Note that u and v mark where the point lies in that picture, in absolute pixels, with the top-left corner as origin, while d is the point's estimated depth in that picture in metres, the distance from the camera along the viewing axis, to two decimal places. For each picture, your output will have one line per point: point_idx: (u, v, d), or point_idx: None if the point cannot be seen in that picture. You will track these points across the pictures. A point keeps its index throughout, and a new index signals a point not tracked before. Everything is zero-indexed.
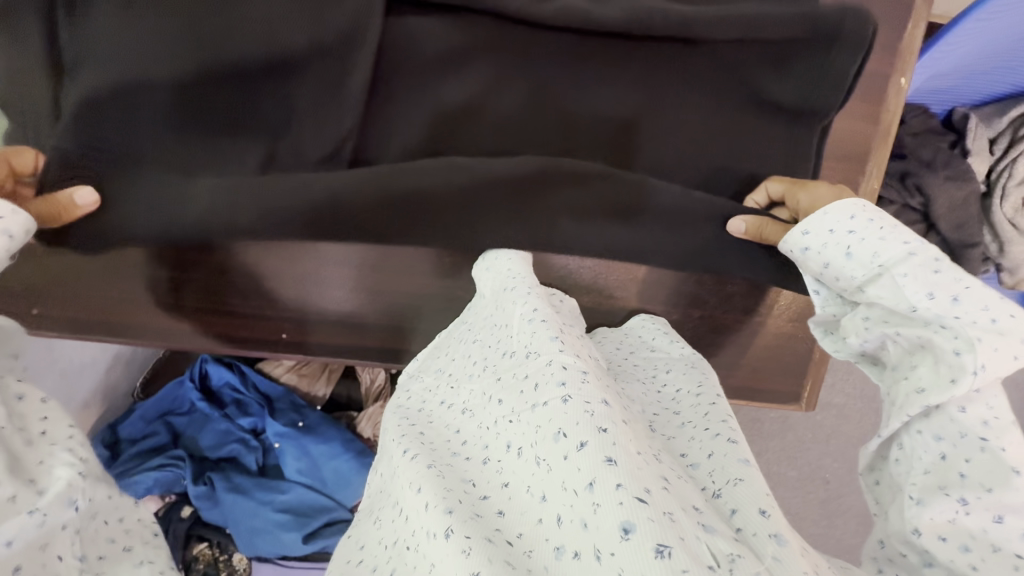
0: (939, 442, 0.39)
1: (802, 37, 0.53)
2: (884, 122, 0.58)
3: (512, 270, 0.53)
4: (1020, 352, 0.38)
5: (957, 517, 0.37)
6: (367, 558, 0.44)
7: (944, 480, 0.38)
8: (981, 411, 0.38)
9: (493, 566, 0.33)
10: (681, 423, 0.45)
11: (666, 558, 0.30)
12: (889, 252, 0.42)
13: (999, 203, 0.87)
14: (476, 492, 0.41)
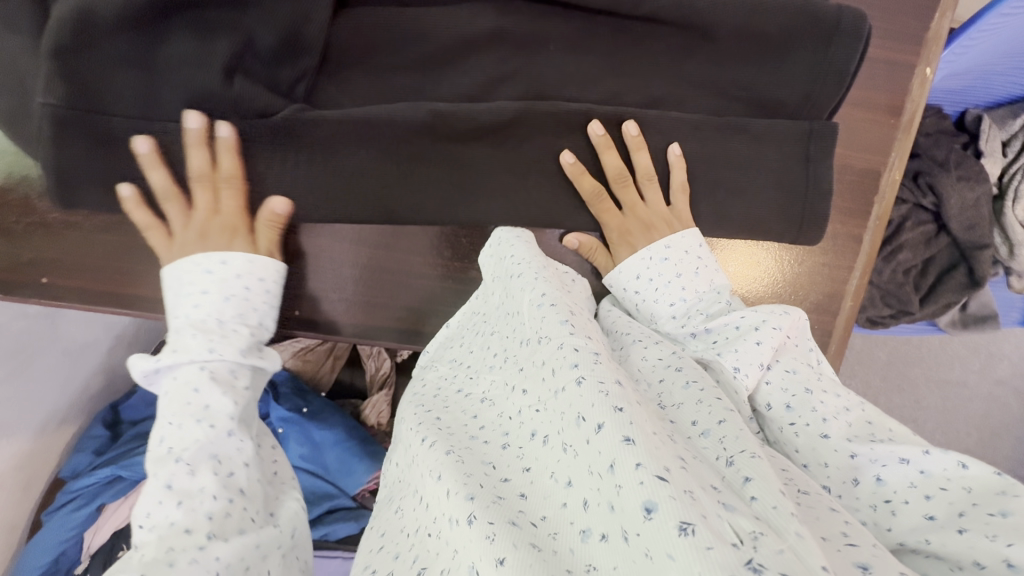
0: (791, 411, 0.42)
1: (801, 28, 0.48)
2: (906, 114, 0.54)
3: (518, 256, 0.50)
4: (762, 341, 0.44)
5: (858, 478, 0.38)
6: (389, 546, 0.43)
7: (820, 456, 0.40)
8: (781, 378, 0.44)
9: (519, 551, 0.33)
10: (685, 384, 0.42)
11: (690, 536, 0.29)
12: (662, 309, 0.52)
13: (1012, 204, 0.87)
14: (497, 475, 0.41)
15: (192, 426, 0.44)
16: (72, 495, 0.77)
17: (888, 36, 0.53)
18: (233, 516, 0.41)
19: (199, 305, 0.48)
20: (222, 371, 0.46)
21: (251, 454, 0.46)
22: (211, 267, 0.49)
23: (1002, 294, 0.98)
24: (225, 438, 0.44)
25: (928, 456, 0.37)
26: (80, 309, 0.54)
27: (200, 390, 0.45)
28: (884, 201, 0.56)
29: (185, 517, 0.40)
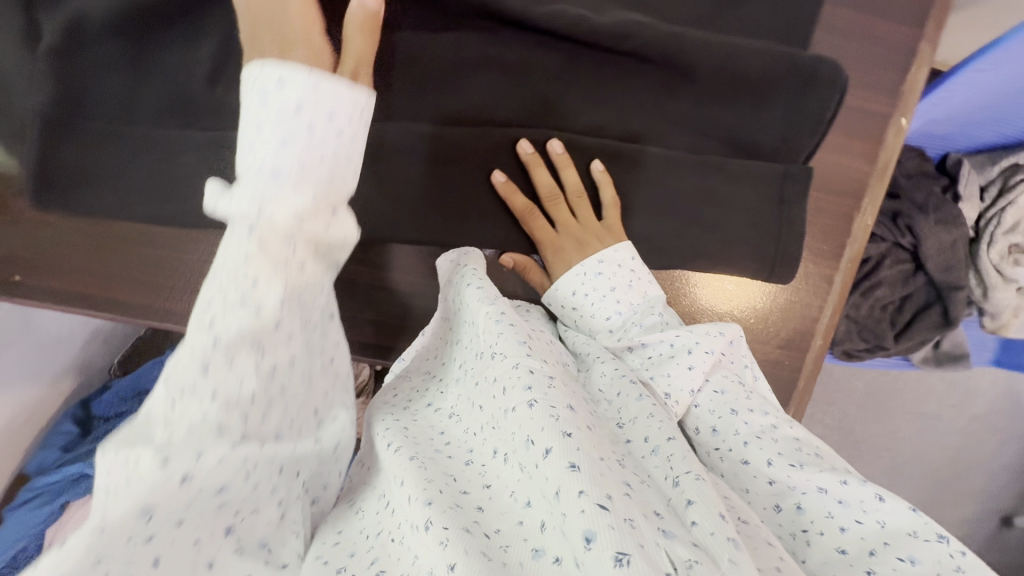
0: (715, 434, 0.43)
1: (782, 75, 0.49)
2: (880, 162, 0.54)
3: (481, 272, 0.52)
4: (695, 365, 0.45)
5: (774, 507, 0.38)
6: (344, 542, 0.41)
7: (740, 482, 0.40)
8: (712, 400, 0.45)
9: (468, 558, 0.33)
10: (639, 397, 0.42)
11: (625, 567, 0.29)
12: (598, 324, 0.53)
13: (987, 248, 0.90)
14: (458, 486, 0.41)
15: (240, 265, 0.31)
16: (35, 494, 0.76)
17: (871, 85, 0.53)
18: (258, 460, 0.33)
19: (268, 100, 0.33)
20: (275, 235, 0.32)
21: (300, 352, 0.34)
22: (330, 109, 0.34)
23: (977, 334, 1.00)
24: (280, 346, 0.33)
25: (846, 487, 0.37)
26: (53, 307, 0.54)
27: (255, 233, 0.32)
28: (855, 244, 0.57)
29: (219, 414, 0.30)
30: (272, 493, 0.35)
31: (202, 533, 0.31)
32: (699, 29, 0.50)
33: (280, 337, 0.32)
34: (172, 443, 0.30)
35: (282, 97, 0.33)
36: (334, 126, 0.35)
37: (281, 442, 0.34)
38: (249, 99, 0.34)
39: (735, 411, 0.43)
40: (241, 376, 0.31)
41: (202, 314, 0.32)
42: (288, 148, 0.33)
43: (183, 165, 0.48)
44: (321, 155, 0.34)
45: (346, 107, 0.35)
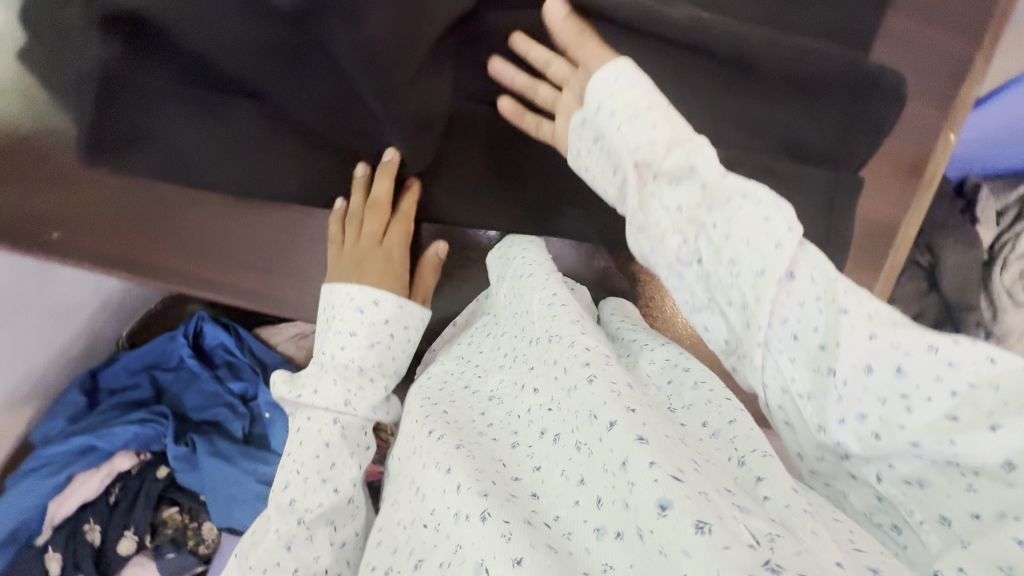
0: (801, 304, 0.32)
1: (843, 79, 0.50)
2: (927, 174, 0.55)
3: (532, 258, 0.52)
4: (795, 225, 0.32)
5: (863, 389, 0.30)
6: (387, 541, 0.43)
7: (815, 361, 0.31)
8: (803, 263, 0.32)
9: (536, 551, 0.32)
10: (694, 384, 0.42)
11: (706, 534, 0.28)
12: (639, 137, 0.38)
13: (1000, 271, 0.91)
14: (507, 473, 0.40)
15: (317, 485, 0.47)
16: (42, 463, 0.73)
17: (920, 100, 0.54)
18: (336, 505, 0.47)
19: (346, 347, 0.51)
20: (352, 426, 0.50)
21: (357, 473, 0.49)
22: (405, 322, 0.54)
23: None
24: (364, 450, 0.51)
25: (960, 343, 0.28)
26: (95, 270, 0.54)
27: (331, 445, 0.48)
28: (897, 253, 0.57)
29: (323, 520, 0.46)
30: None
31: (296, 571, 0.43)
32: (765, 29, 0.50)
33: (349, 464, 0.48)
34: (295, 491, 0.47)
35: (354, 349, 0.51)
36: (394, 332, 0.53)
37: (349, 545, 0.47)
38: (351, 318, 0.52)
39: (814, 278, 0.32)
40: (332, 448, 0.48)
41: (292, 447, 0.50)
42: (370, 358, 0.52)
43: (244, 135, 0.48)
44: (394, 369, 0.54)
45: (408, 323, 0.54)
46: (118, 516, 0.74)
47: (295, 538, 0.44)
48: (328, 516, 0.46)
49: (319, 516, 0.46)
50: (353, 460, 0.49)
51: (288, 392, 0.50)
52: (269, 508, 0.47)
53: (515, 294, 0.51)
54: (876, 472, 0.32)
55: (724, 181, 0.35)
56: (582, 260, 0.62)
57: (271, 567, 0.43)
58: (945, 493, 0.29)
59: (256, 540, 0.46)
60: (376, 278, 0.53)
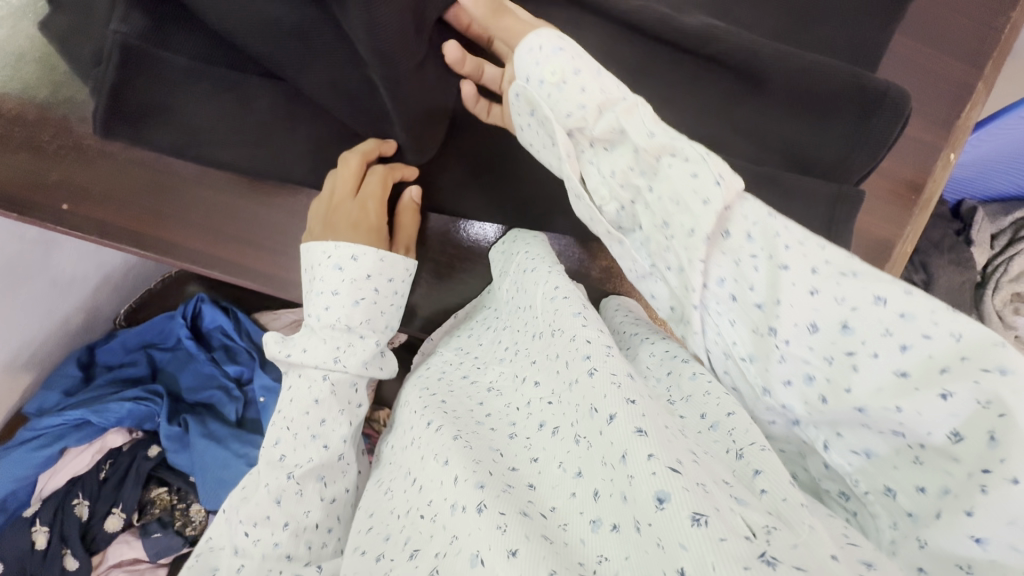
0: (733, 265, 0.34)
1: (848, 96, 0.50)
2: (925, 194, 0.56)
3: (534, 253, 0.52)
4: (722, 179, 0.33)
5: (807, 354, 0.31)
6: (378, 526, 0.43)
7: (754, 322, 0.33)
8: (740, 225, 0.33)
9: (531, 543, 0.33)
10: (692, 375, 0.41)
11: (703, 526, 0.28)
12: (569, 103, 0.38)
13: (991, 294, 0.92)
14: (504, 463, 0.41)
15: (307, 442, 0.48)
16: (36, 434, 0.73)
17: (924, 119, 0.55)
18: (325, 463, 0.48)
19: (330, 306, 0.49)
20: (342, 383, 0.50)
21: (348, 431, 0.50)
22: (388, 276, 0.51)
23: None
24: (355, 406, 0.51)
25: (908, 295, 0.28)
26: (100, 243, 0.54)
27: (320, 401, 0.49)
28: (894, 268, 0.58)
29: (312, 477, 0.48)
30: (333, 546, 0.47)
31: (285, 524, 0.46)
32: (778, 42, 0.51)
33: (339, 420, 0.49)
34: (286, 451, 0.49)
35: (336, 307, 0.49)
36: (376, 287, 0.51)
37: (340, 501, 0.49)
38: (331, 277, 0.50)
39: (752, 236, 0.33)
40: (319, 406, 0.49)
41: (283, 404, 0.51)
42: (353, 315, 0.50)
43: (257, 114, 0.48)
44: (382, 325, 0.52)
45: (391, 276, 0.52)
46: (109, 492, 0.75)
47: (285, 493, 0.47)
48: (318, 473, 0.48)
49: (308, 472, 0.47)
50: (340, 418, 0.49)
51: (279, 354, 0.51)
52: (262, 464, 0.50)
53: (519, 287, 0.52)
54: (824, 439, 0.33)
55: (651, 142, 0.35)
56: (584, 260, 0.62)
57: (261, 520, 0.46)
58: (902, 456, 0.30)
59: (248, 497, 0.48)
60: (352, 232, 0.50)
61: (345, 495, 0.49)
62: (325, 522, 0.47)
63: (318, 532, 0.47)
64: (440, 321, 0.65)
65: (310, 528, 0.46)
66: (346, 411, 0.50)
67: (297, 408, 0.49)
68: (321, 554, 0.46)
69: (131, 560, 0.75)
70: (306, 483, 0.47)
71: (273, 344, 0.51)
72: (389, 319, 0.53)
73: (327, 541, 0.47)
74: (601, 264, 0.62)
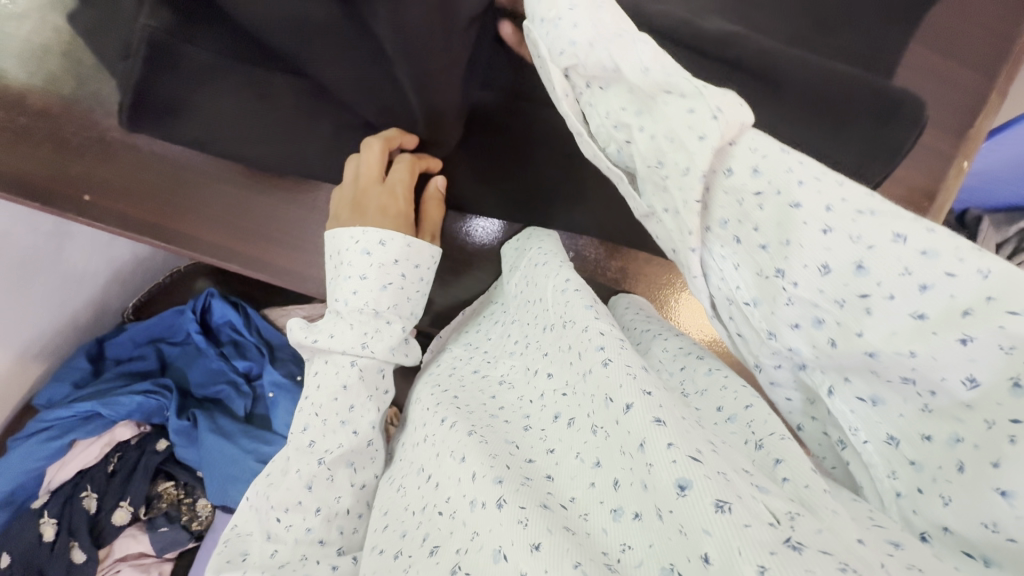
0: (736, 208, 0.30)
1: (868, 102, 0.51)
2: (937, 201, 0.57)
3: (545, 249, 0.53)
4: (720, 112, 0.29)
5: (817, 300, 0.27)
6: (394, 523, 0.43)
7: (759, 266, 0.30)
8: (745, 158, 0.29)
9: (554, 535, 0.33)
10: (708, 371, 0.43)
11: (727, 513, 0.28)
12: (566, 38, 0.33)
13: None
14: (521, 456, 0.41)
15: (336, 429, 0.49)
16: (44, 426, 0.72)
17: (938, 127, 0.56)
18: (355, 451, 0.49)
19: (358, 291, 0.50)
20: (370, 369, 0.51)
21: (375, 418, 0.51)
22: (416, 262, 0.52)
23: None
24: (381, 394, 0.52)
25: (931, 231, 0.24)
26: (119, 234, 0.55)
27: (348, 388, 0.50)
28: None
29: (342, 465, 0.49)
30: (363, 532, 0.49)
31: (318, 509, 0.47)
32: (794, 49, 0.52)
33: (367, 407, 0.50)
34: (314, 438, 0.49)
35: (363, 292, 0.50)
36: (404, 272, 0.52)
37: (368, 487, 0.50)
38: (358, 262, 0.50)
39: (759, 169, 0.29)
40: (347, 392, 0.50)
41: (309, 390, 0.51)
42: (381, 300, 0.50)
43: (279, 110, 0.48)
44: (410, 311, 0.53)
45: (418, 263, 0.52)
46: (117, 486, 0.75)
47: (316, 480, 0.47)
48: (348, 460, 0.49)
49: (338, 459, 0.48)
50: (368, 405, 0.50)
51: (303, 337, 0.51)
52: (290, 449, 0.50)
53: (529, 282, 0.52)
54: (829, 386, 0.31)
55: (646, 78, 0.31)
56: (596, 258, 0.63)
57: (293, 505, 0.47)
58: (918, 408, 0.27)
59: (275, 483, 0.49)
60: (380, 217, 0.51)
61: (373, 482, 0.51)
62: (356, 508, 0.49)
63: (349, 517, 0.49)
64: (452, 317, 0.66)
65: (342, 513, 0.48)
66: (374, 399, 0.51)
67: (324, 395, 0.50)
68: (353, 539, 0.48)
69: (137, 554, 0.75)
70: (336, 470, 0.48)
71: (297, 329, 0.52)
72: (416, 305, 0.54)
73: (357, 525, 0.49)
74: (613, 264, 0.63)
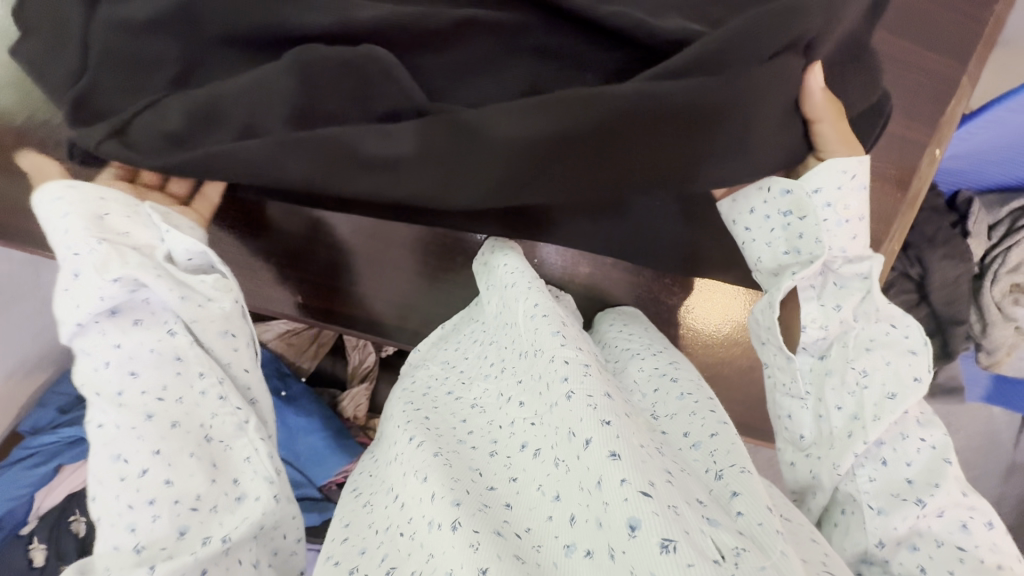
0: (901, 438, 0.42)
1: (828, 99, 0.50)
2: (912, 190, 0.55)
3: (513, 265, 0.53)
4: (915, 350, 0.43)
5: (916, 517, 0.40)
6: (354, 540, 0.43)
7: (896, 487, 0.42)
8: (874, 363, 0.44)
9: (502, 562, 0.33)
10: (679, 395, 0.44)
11: (672, 553, 0.29)
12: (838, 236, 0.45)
13: (990, 285, 0.90)
14: (483, 482, 0.41)
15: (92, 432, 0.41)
16: (30, 452, 0.75)
17: (907, 114, 0.54)
18: (108, 443, 0.40)
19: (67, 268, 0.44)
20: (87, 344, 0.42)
21: (99, 408, 0.41)
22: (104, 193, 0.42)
23: (970, 368, 1.01)
24: (99, 368, 0.41)
25: (989, 528, 0.40)
26: None
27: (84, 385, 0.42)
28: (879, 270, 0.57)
29: (115, 467, 0.40)
30: (162, 521, 0.38)
31: (106, 523, 0.39)
32: None
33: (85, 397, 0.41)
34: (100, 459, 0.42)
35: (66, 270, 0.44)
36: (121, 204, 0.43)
37: (147, 474, 0.39)
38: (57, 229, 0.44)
39: (921, 427, 0.43)
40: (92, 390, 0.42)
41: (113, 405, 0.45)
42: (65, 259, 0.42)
43: None
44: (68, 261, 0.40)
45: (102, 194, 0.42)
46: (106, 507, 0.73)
47: (96, 492, 0.40)
48: (106, 454, 0.40)
49: (101, 460, 0.40)
50: (92, 390, 0.41)
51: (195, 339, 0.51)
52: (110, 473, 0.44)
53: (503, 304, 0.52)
54: None
55: (887, 309, 0.45)
56: (565, 265, 0.62)
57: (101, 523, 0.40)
58: None
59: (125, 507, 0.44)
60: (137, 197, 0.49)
61: (142, 478, 0.39)
62: (141, 507, 0.39)
63: (139, 512, 0.38)
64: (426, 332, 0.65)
65: (131, 523, 0.38)
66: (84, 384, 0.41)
67: None
68: (150, 534, 0.38)
69: None
70: (100, 480, 0.40)
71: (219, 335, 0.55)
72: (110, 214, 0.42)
73: (157, 520, 0.39)
74: (584, 269, 0.62)
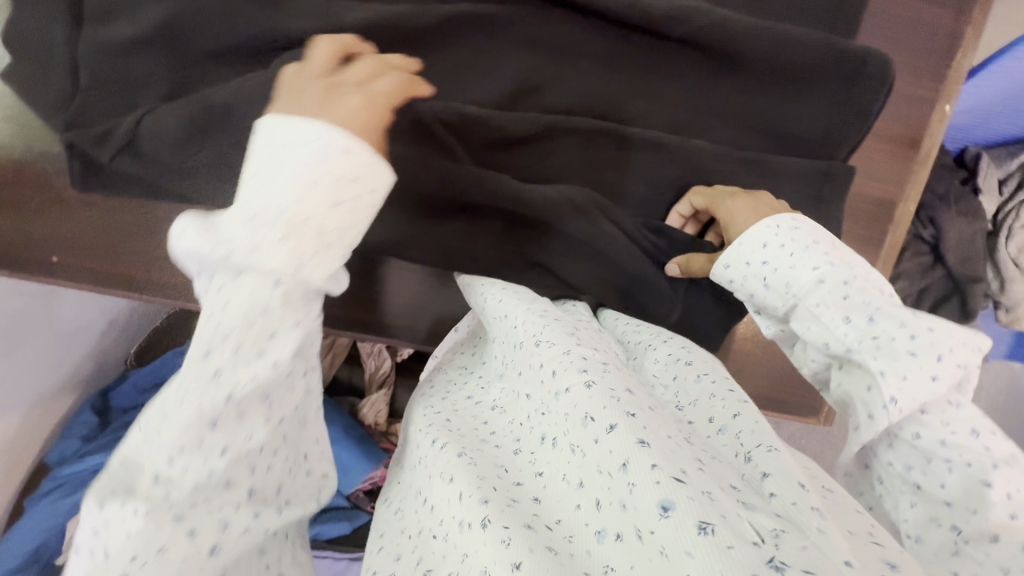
0: (939, 452, 0.38)
1: (826, 64, 0.50)
2: (923, 148, 0.55)
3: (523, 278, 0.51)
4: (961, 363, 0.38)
5: (958, 549, 0.37)
6: (389, 546, 0.43)
7: (934, 513, 0.39)
8: (869, 375, 0.39)
9: (535, 555, 0.32)
10: (697, 378, 0.43)
11: (710, 535, 0.29)
12: (803, 272, 0.41)
13: (1005, 241, 0.88)
14: (509, 477, 0.40)
15: (233, 424, 0.32)
16: (57, 484, 0.76)
17: (910, 72, 0.54)
18: (249, 443, 0.33)
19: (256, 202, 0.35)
20: (269, 320, 0.33)
21: (269, 404, 0.33)
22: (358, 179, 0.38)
23: (991, 327, 1.00)
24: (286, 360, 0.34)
25: None
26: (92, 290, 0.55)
27: (261, 365, 0.33)
28: (897, 230, 0.56)
29: (228, 469, 0.32)
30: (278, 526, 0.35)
31: (199, 532, 0.31)
32: (744, 14, 0.51)
33: (257, 390, 0.33)
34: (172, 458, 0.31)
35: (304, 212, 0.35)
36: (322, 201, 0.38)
37: (274, 476, 0.35)
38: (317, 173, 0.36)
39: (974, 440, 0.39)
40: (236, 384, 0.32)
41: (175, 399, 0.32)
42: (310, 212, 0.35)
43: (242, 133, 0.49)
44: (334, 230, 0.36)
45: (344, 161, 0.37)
46: None
47: (204, 496, 0.31)
48: (247, 452, 0.33)
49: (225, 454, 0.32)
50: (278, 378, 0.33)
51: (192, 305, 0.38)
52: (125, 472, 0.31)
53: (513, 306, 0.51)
54: None
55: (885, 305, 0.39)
56: None
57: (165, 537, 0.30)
58: None
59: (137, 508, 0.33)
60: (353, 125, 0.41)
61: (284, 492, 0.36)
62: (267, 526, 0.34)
63: (259, 519, 0.33)
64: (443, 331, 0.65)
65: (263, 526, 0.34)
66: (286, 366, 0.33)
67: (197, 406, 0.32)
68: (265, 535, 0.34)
69: None
70: (226, 478, 0.32)
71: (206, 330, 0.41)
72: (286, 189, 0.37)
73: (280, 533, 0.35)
74: None
